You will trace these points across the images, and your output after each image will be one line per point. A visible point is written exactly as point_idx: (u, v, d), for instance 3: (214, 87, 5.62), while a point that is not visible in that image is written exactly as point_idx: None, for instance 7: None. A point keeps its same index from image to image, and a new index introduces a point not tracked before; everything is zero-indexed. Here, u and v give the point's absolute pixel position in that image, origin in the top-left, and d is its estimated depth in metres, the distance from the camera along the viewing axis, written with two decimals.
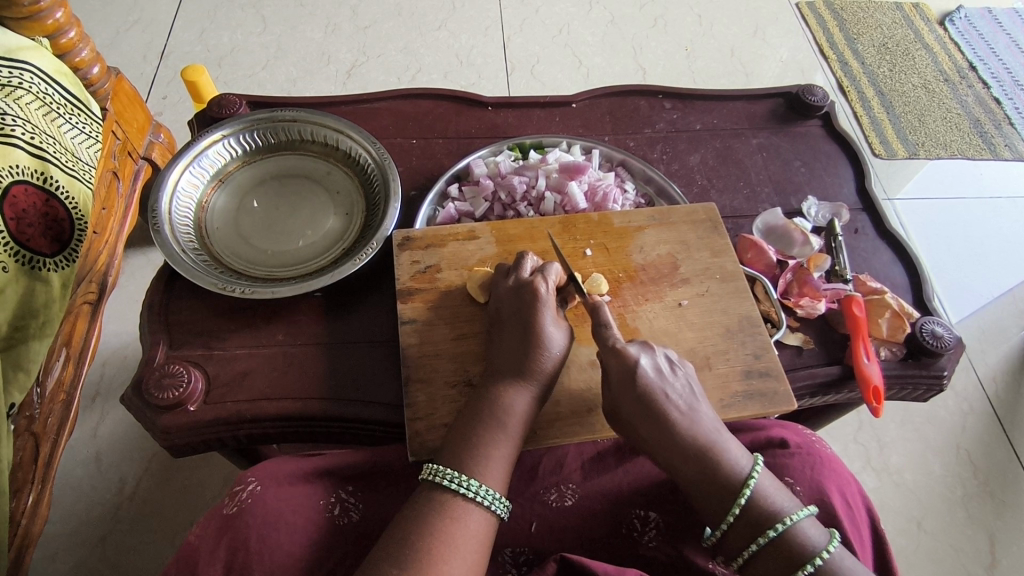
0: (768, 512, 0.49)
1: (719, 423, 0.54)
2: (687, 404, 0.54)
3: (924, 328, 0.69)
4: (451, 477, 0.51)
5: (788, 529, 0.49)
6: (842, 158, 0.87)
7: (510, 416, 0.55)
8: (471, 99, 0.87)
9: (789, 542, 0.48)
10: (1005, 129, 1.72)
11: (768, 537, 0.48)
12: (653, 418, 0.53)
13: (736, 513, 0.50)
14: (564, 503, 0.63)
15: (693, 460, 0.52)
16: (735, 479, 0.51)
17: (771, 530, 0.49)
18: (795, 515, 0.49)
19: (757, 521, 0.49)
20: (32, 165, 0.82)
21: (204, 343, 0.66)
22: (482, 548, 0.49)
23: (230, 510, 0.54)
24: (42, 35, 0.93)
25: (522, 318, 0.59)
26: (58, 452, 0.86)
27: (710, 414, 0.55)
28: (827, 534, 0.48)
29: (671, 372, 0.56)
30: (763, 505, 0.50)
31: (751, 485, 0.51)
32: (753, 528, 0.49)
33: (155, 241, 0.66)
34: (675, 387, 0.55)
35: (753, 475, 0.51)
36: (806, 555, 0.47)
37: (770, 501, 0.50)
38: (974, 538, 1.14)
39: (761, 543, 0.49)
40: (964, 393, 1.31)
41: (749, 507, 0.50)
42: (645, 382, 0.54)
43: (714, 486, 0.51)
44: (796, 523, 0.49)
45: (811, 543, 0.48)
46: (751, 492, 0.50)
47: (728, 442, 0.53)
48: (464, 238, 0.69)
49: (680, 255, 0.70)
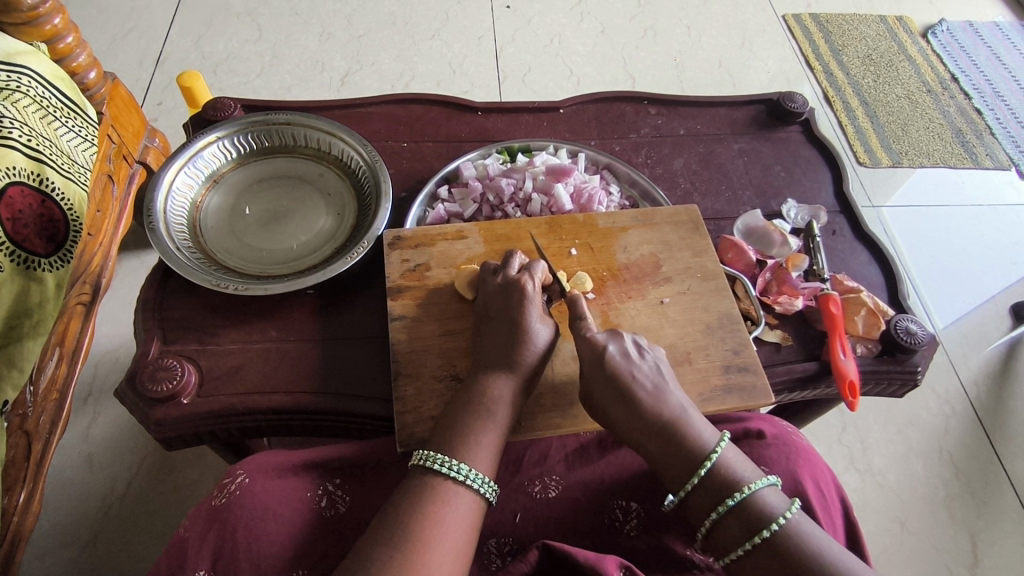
0: (729, 481, 0.51)
1: (688, 403, 0.57)
2: (653, 382, 0.57)
3: (899, 325, 0.71)
4: (442, 461, 0.52)
5: (747, 496, 0.50)
6: (821, 163, 0.89)
7: (496, 406, 0.57)
8: (462, 104, 0.89)
9: (749, 509, 0.49)
10: (986, 139, 1.76)
11: (728, 504, 0.50)
12: (620, 396, 0.56)
13: (696, 481, 0.52)
14: (548, 494, 0.65)
15: (657, 432, 0.54)
16: (698, 450, 0.53)
17: (732, 498, 0.50)
18: (755, 484, 0.50)
19: (719, 489, 0.51)
20: (28, 167, 0.84)
21: (197, 338, 0.67)
22: (471, 531, 0.51)
23: (219, 502, 0.55)
24: (40, 40, 0.95)
25: (509, 315, 0.61)
26: (51, 449, 0.87)
27: (678, 393, 0.57)
28: (787, 502, 0.49)
29: (639, 356, 0.59)
30: (726, 475, 0.51)
31: (713, 457, 0.52)
32: (715, 496, 0.51)
33: (150, 239, 0.68)
34: (642, 369, 0.58)
35: (717, 448, 0.53)
36: (765, 520, 0.48)
37: (732, 469, 0.52)
38: (956, 538, 1.16)
39: (721, 510, 0.50)
40: (946, 395, 1.33)
41: (711, 475, 0.51)
42: (611, 363, 0.57)
43: (679, 457, 0.53)
44: (755, 492, 0.50)
45: (770, 509, 0.48)
46: (712, 462, 0.52)
47: (694, 417, 0.55)
48: (452, 238, 0.71)
49: (662, 255, 0.72)
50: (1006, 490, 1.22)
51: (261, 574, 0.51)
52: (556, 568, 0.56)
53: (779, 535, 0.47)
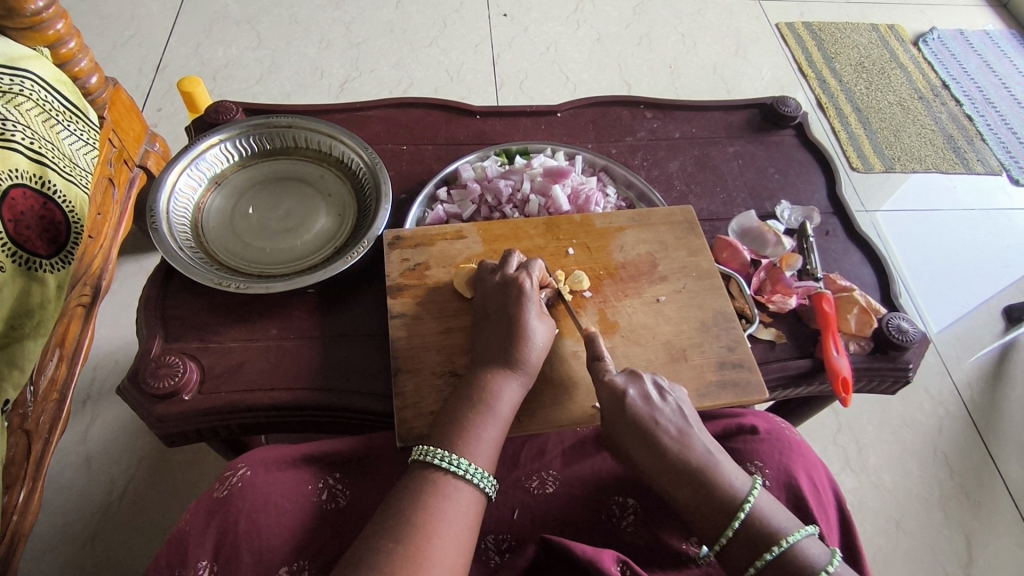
0: (765, 533, 0.50)
1: (714, 447, 0.56)
2: (677, 426, 0.56)
3: (890, 323, 0.72)
4: (443, 456, 0.53)
5: (789, 547, 0.50)
6: (814, 166, 0.91)
7: (496, 402, 0.57)
8: (460, 108, 0.91)
9: (794, 562, 0.49)
10: (976, 144, 1.79)
11: (774, 555, 0.49)
12: (644, 443, 0.55)
13: (731, 533, 0.51)
14: (545, 491, 0.66)
15: (685, 481, 0.54)
16: (731, 501, 0.52)
17: (775, 550, 0.49)
18: (793, 536, 0.50)
19: (758, 541, 0.50)
20: (30, 169, 0.85)
21: (198, 336, 0.68)
22: (471, 526, 0.51)
23: (221, 494, 0.55)
24: (43, 45, 0.96)
25: (507, 313, 0.62)
26: (51, 450, 0.87)
27: (703, 436, 0.56)
28: (828, 553, 0.50)
29: (660, 399, 0.58)
30: (764, 525, 0.51)
31: (747, 507, 0.52)
32: (756, 548, 0.50)
33: (153, 238, 0.68)
34: (665, 413, 0.57)
35: (750, 498, 0.52)
36: (813, 574, 0.48)
37: (767, 520, 0.51)
38: (951, 538, 1.17)
39: (764, 564, 0.49)
40: (941, 397, 1.34)
41: (746, 527, 0.51)
42: (633, 408, 0.56)
43: (710, 509, 0.53)
44: (797, 543, 0.50)
45: (814, 562, 0.49)
46: (747, 513, 0.51)
47: (721, 464, 0.54)
48: (451, 238, 0.72)
49: (658, 255, 0.73)
50: (1000, 490, 1.23)
51: (262, 566, 0.52)
52: (554, 561, 0.57)
53: None
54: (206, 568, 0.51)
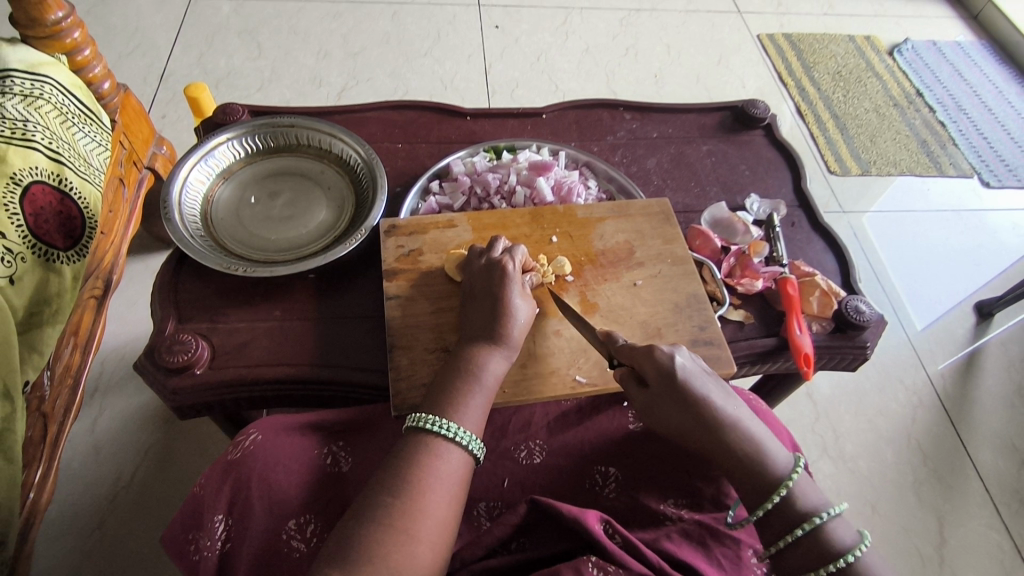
0: (807, 506, 0.57)
1: (754, 421, 0.62)
2: (721, 397, 0.62)
3: (849, 304, 0.79)
4: (434, 422, 0.58)
5: (820, 525, 0.56)
6: (782, 163, 0.97)
7: (482, 372, 0.63)
8: (451, 110, 0.97)
9: (825, 537, 0.55)
10: (949, 149, 1.86)
11: (810, 527, 0.55)
12: (694, 412, 0.60)
13: (774, 503, 0.57)
14: (533, 460, 0.71)
15: (733, 449, 0.59)
16: (778, 474, 0.58)
17: (807, 525, 0.55)
18: (827, 514, 0.56)
19: (796, 515, 0.56)
20: (49, 167, 0.90)
21: (208, 317, 0.73)
22: (460, 484, 0.56)
23: (234, 456, 0.61)
24: (60, 53, 1.02)
25: (493, 292, 0.67)
26: (66, 432, 0.92)
27: (740, 409, 0.62)
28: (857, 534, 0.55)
29: (702, 373, 0.63)
30: (803, 502, 0.57)
31: (791, 481, 0.58)
32: (792, 521, 0.56)
33: (167, 227, 0.74)
34: (709, 387, 0.62)
35: (794, 474, 0.58)
36: (838, 552, 0.54)
37: (806, 496, 0.57)
38: (925, 520, 1.22)
39: (797, 535, 0.55)
40: (914, 387, 1.40)
41: (788, 499, 0.57)
42: (684, 379, 0.61)
43: (757, 475, 0.59)
44: (829, 521, 0.56)
45: (842, 541, 0.55)
46: (791, 487, 0.58)
47: (765, 435, 0.61)
48: (443, 227, 0.78)
49: (636, 242, 0.79)
50: (972, 476, 1.29)
51: (273, 519, 0.58)
52: (542, 520, 0.62)
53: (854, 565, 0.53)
54: (222, 521, 0.57)
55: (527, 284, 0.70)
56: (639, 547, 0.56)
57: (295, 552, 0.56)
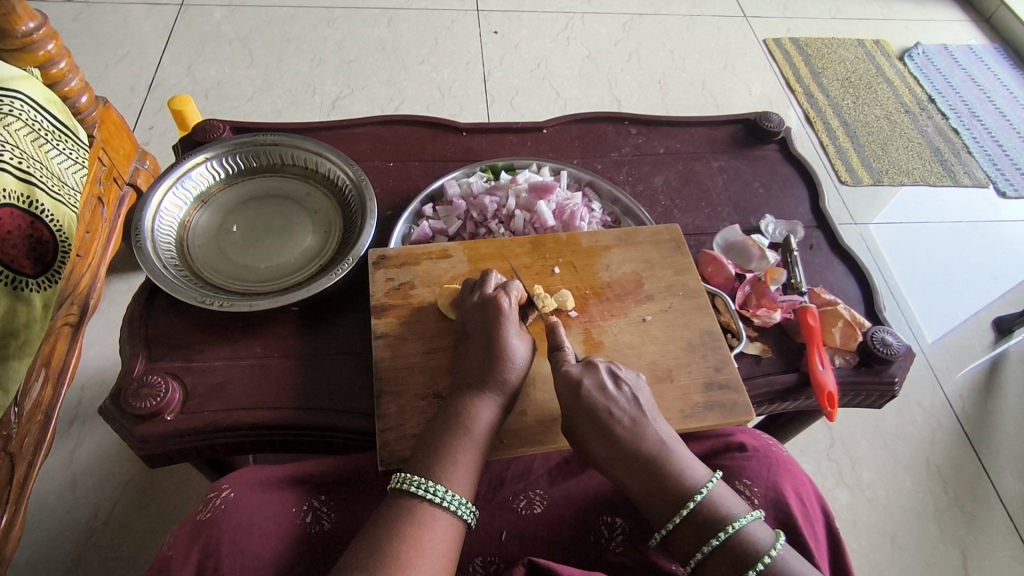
0: (716, 518, 0.51)
1: (669, 436, 0.56)
2: (631, 413, 0.56)
3: (875, 336, 0.73)
4: (418, 483, 0.52)
5: (726, 539, 0.50)
6: (798, 181, 0.91)
7: (472, 426, 0.57)
8: (446, 125, 0.91)
9: (739, 546, 0.49)
10: (963, 157, 1.81)
11: (713, 545, 0.50)
12: (597, 432, 0.56)
13: (679, 519, 0.51)
14: (532, 510, 0.66)
15: (636, 469, 0.54)
16: (683, 493, 0.52)
17: (709, 545, 0.50)
18: (740, 521, 0.50)
19: (706, 526, 0.51)
20: (19, 189, 0.85)
21: (182, 355, 0.67)
22: (449, 556, 0.51)
23: (204, 516, 0.55)
24: (33, 66, 0.97)
25: (487, 333, 0.61)
26: (34, 472, 0.86)
27: (659, 426, 0.57)
28: (772, 535, 0.50)
29: (615, 387, 0.58)
30: (710, 516, 0.51)
31: (698, 498, 0.52)
32: (703, 532, 0.50)
33: (138, 257, 0.68)
34: (617, 402, 0.57)
35: (702, 491, 0.52)
36: (753, 559, 0.48)
37: (720, 506, 0.51)
38: (947, 552, 1.16)
39: (707, 550, 0.50)
40: (932, 409, 1.34)
41: (696, 513, 0.51)
42: (589, 396, 0.57)
43: (661, 497, 0.53)
44: (745, 528, 0.50)
45: (759, 546, 0.49)
46: (699, 502, 0.51)
47: (679, 455, 0.55)
48: (436, 257, 0.72)
49: (644, 273, 0.73)
50: (994, 504, 1.23)
51: None
52: None
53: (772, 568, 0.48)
54: None
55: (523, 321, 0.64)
56: None
57: None
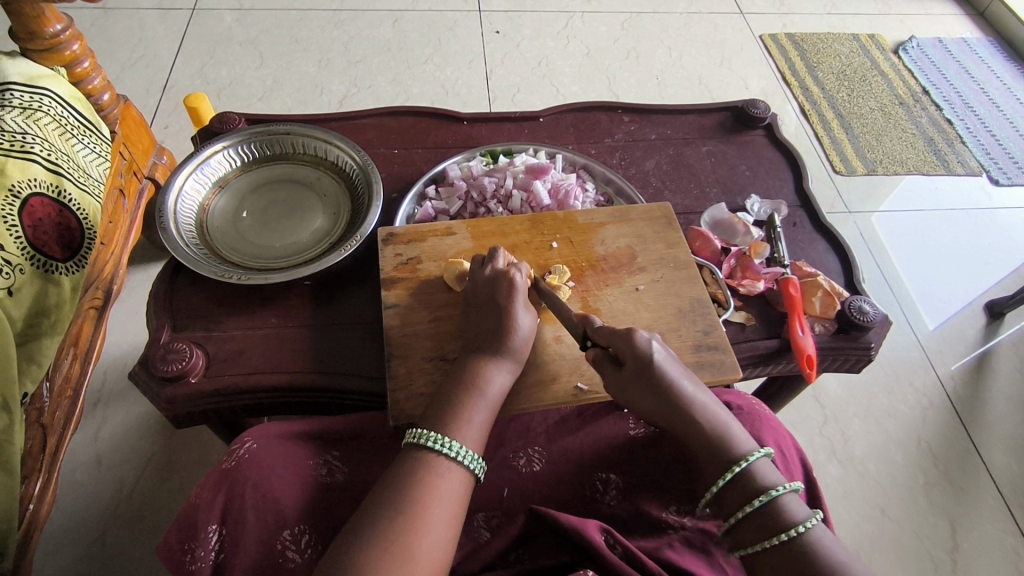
0: (758, 485, 0.51)
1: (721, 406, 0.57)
2: (690, 381, 0.58)
3: (853, 305, 0.77)
4: (434, 439, 0.56)
5: (769, 502, 0.50)
6: (783, 163, 0.96)
7: (488, 393, 0.61)
8: (448, 115, 0.97)
9: (773, 513, 0.49)
10: (957, 147, 1.84)
11: (757, 503, 0.50)
12: (658, 389, 0.57)
13: (727, 479, 0.53)
14: (532, 468, 0.70)
15: (690, 428, 0.56)
16: (735, 455, 0.54)
17: (754, 503, 0.50)
18: (779, 489, 0.51)
19: (749, 489, 0.51)
20: (48, 179, 0.91)
21: (204, 325, 0.73)
22: (461, 505, 0.54)
23: (228, 465, 0.60)
24: (60, 65, 1.03)
25: (498, 305, 0.66)
26: (66, 442, 0.92)
27: (704, 391, 0.58)
28: (811, 512, 0.50)
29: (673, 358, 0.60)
30: (754, 479, 0.52)
31: (746, 462, 0.53)
32: (743, 497, 0.51)
33: (162, 236, 0.74)
34: (679, 369, 0.58)
35: (751, 456, 0.53)
36: (788, 525, 0.48)
37: (764, 474, 0.52)
38: (938, 524, 1.20)
39: (748, 509, 0.50)
40: (924, 389, 1.38)
41: (740, 477, 0.52)
42: (654, 358, 0.58)
43: (712, 454, 0.54)
44: (781, 496, 0.50)
45: (794, 517, 0.49)
46: (745, 466, 0.52)
47: (729, 418, 0.56)
48: (441, 234, 0.77)
49: (637, 247, 0.78)
50: (985, 478, 1.26)
51: (266, 527, 0.56)
52: (541, 530, 0.61)
53: (801, 538, 0.47)
54: (216, 531, 0.56)
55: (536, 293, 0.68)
56: (639, 557, 0.55)
57: (288, 564, 0.55)
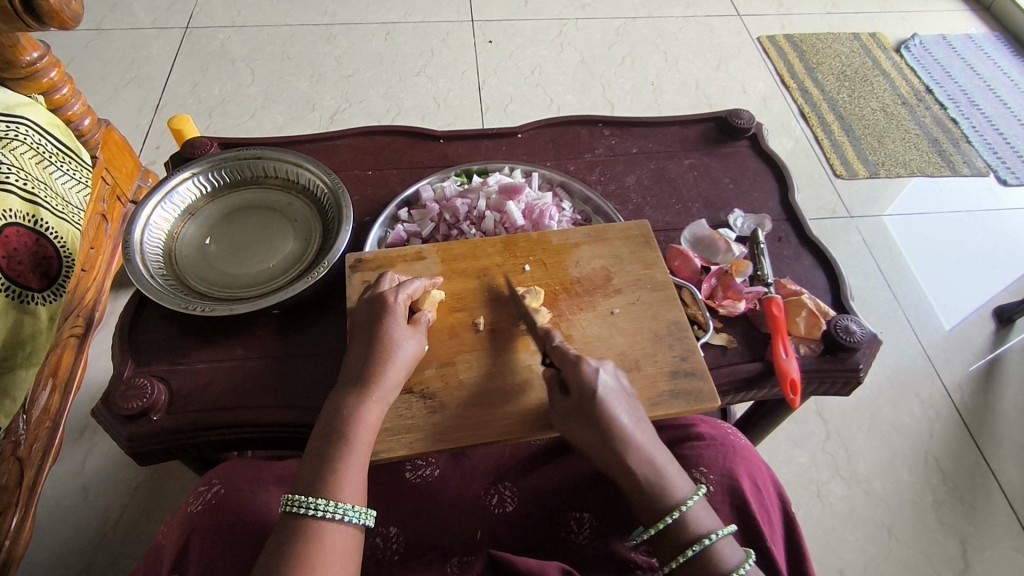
0: (687, 536, 0.51)
1: (662, 449, 0.54)
2: (635, 419, 0.54)
3: (839, 324, 0.74)
4: (300, 503, 0.51)
5: (705, 549, 0.51)
6: (768, 175, 0.93)
7: (357, 425, 0.56)
8: (424, 133, 0.95)
9: (708, 562, 0.50)
10: (962, 146, 1.79)
11: (692, 552, 0.51)
12: (599, 425, 0.53)
13: (662, 525, 0.52)
14: (505, 508, 0.67)
15: (625, 472, 0.53)
16: (668, 504, 0.52)
17: (691, 550, 0.51)
18: (715, 535, 0.51)
19: (681, 538, 0.51)
20: (24, 209, 0.90)
21: (168, 360, 0.71)
22: (351, 558, 0.51)
23: (194, 509, 0.60)
24: (38, 92, 1.03)
25: (371, 328, 0.62)
26: (43, 476, 0.93)
27: (645, 429, 0.54)
28: (742, 556, 0.51)
29: (621, 390, 0.56)
30: (691, 525, 0.52)
31: (680, 511, 0.52)
32: (676, 544, 0.51)
33: (126, 268, 0.73)
34: (625, 405, 0.54)
35: (687, 505, 0.52)
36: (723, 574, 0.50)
37: (697, 522, 0.52)
38: (946, 543, 1.15)
39: (684, 559, 0.51)
40: (930, 400, 1.33)
41: (675, 525, 0.51)
42: (599, 396, 0.54)
43: (647, 501, 0.53)
44: (716, 543, 0.51)
45: (725, 565, 0.50)
46: (682, 514, 0.51)
47: (667, 463, 0.53)
48: (411, 259, 0.75)
49: (613, 268, 0.75)
50: (995, 493, 1.22)
51: None
52: None
53: None
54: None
55: (420, 319, 0.66)
56: None
57: None
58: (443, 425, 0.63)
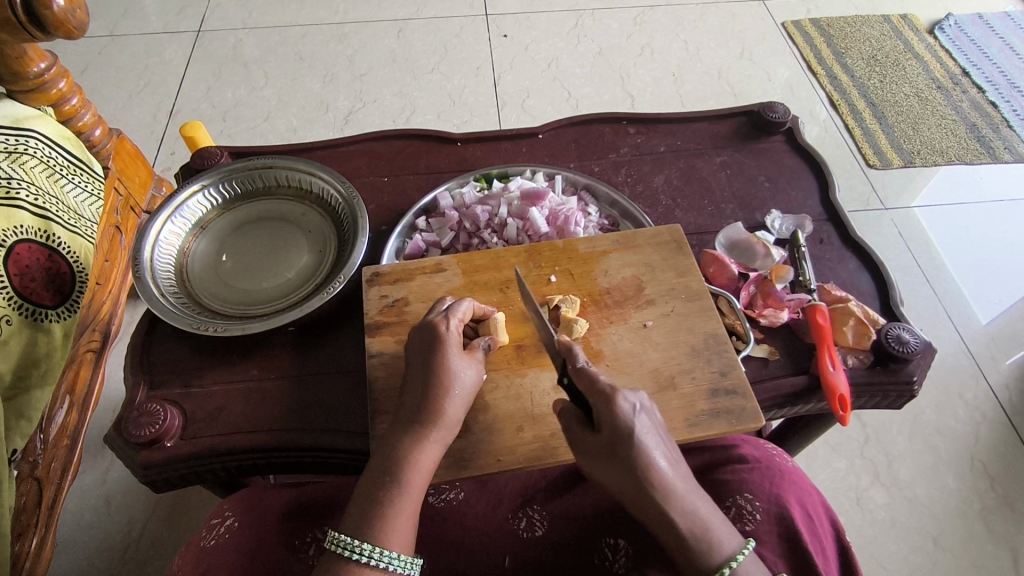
0: None
1: (702, 496, 0.49)
2: (672, 459, 0.49)
3: (890, 333, 0.69)
4: (344, 544, 0.48)
5: None
6: (806, 172, 0.88)
7: (411, 469, 0.52)
8: (442, 136, 0.91)
9: None
10: (1003, 131, 1.71)
11: None
12: (632, 471, 0.48)
13: None
14: (534, 533, 0.64)
15: (662, 523, 0.48)
16: (715, 560, 0.46)
17: None
18: None
19: None
20: (35, 224, 0.88)
21: (181, 382, 0.69)
22: None
23: (207, 544, 0.58)
24: (47, 104, 1.01)
25: (425, 360, 0.58)
26: (62, 495, 0.92)
27: (684, 473, 0.49)
28: None
29: (654, 427, 0.50)
30: None
31: (732, 566, 0.46)
32: None
33: (136, 286, 0.70)
34: (661, 445, 0.49)
35: (738, 558, 0.46)
36: None
37: None
38: (996, 553, 1.09)
39: None
40: (975, 401, 1.27)
41: None
42: (633, 436, 0.48)
43: (690, 561, 0.47)
44: None
45: None
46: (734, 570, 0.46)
47: (710, 513, 0.48)
48: (430, 271, 0.71)
49: (645, 277, 0.71)
50: None
51: None
52: None
53: None
54: None
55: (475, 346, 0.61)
56: None
57: None
58: (467, 452, 0.60)
